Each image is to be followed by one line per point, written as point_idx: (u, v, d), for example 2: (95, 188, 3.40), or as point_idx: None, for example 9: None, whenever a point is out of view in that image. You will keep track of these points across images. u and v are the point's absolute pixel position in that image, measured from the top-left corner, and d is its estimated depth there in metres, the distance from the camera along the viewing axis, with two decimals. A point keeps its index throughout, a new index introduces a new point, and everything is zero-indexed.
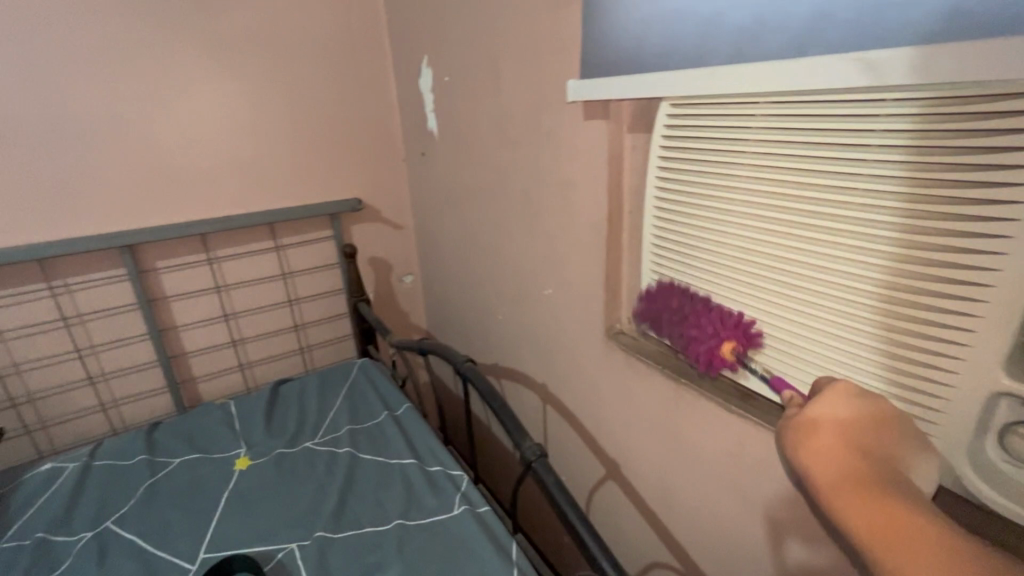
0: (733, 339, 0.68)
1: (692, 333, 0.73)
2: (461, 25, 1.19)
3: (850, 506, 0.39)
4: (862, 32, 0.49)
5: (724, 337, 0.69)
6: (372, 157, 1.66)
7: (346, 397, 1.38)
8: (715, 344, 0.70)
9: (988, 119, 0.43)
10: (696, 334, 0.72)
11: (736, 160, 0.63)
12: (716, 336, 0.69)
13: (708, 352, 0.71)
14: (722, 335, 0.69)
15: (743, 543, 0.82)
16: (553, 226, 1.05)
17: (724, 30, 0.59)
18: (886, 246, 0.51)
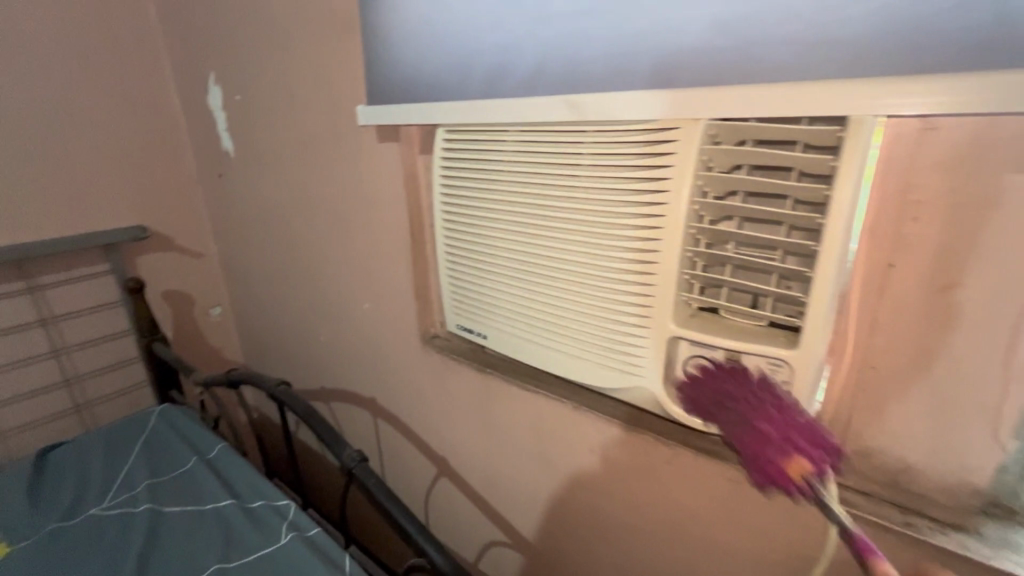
0: (807, 457, 0.46)
1: (748, 441, 0.49)
2: (249, 45, 1.17)
3: None
4: (569, 80, 0.64)
5: (790, 452, 0.47)
6: (158, 180, 1.50)
7: (141, 450, 1.21)
8: (778, 456, 0.47)
9: (642, 144, 0.60)
10: (752, 433, 0.49)
11: (498, 172, 0.75)
12: (783, 445, 0.47)
13: (765, 469, 0.48)
14: (794, 446, 0.47)
15: (552, 503, 0.95)
16: (363, 242, 1.09)
17: (480, 71, 0.73)
18: (601, 235, 0.66)
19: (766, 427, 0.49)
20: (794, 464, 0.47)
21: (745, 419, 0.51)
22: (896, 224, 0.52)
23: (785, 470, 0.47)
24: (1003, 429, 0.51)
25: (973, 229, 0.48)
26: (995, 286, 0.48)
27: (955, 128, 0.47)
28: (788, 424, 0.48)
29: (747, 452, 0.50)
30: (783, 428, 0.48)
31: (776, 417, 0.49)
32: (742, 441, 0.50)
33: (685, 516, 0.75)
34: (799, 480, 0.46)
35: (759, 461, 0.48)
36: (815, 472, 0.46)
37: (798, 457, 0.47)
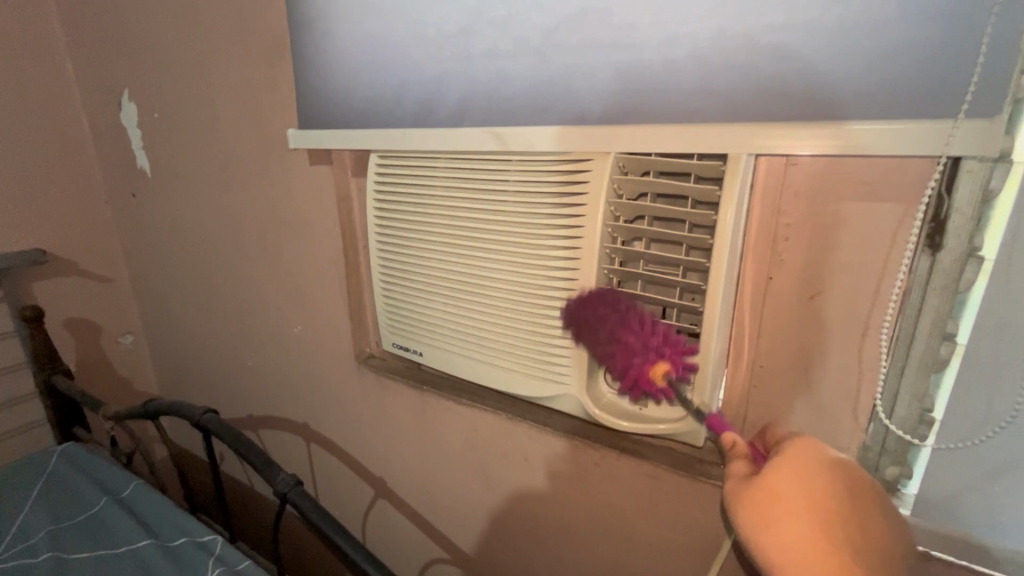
0: (666, 363, 0.60)
1: (617, 354, 0.61)
2: (167, 63, 1.14)
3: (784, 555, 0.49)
4: (494, 114, 0.70)
5: (654, 359, 0.60)
6: (60, 199, 1.40)
7: (40, 495, 1.11)
8: (645, 365, 0.60)
9: (560, 173, 0.66)
10: (624, 348, 0.61)
11: (431, 195, 0.78)
12: (648, 354, 0.60)
13: (634, 375, 0.61)
14: (655, 356, 0.60)
15: (489, 514, 0.97)
16: (294, 264, 1.08)
17: (411, 102, 0.77)
18: (526, 254, 0.71)
19: (631, 342, 0.60)
20: (658, 369, 0.60)
21: (613, 336, 0.61)
22: (771, 243, 0.61)
23: (651, 375, 0.60)
24: (863, 412, 0.61)
25: (828, 246, 0.58)
26: (847, 293, 0.58)
27: (810, 164, 0.57)
28: (647, 336, 0.60)
29: (617, 361, 0.62)
30: (645, 340, 0.60)
31: (637, 330, 0.60)
32: (611, 353, 0.62)
33: (613, 514, 0.81)
34: (663, 380, 0.60)
35: (627, 369, 0.61)
36: (674, 373, 0.60)
37: (661, 363, 0.60)
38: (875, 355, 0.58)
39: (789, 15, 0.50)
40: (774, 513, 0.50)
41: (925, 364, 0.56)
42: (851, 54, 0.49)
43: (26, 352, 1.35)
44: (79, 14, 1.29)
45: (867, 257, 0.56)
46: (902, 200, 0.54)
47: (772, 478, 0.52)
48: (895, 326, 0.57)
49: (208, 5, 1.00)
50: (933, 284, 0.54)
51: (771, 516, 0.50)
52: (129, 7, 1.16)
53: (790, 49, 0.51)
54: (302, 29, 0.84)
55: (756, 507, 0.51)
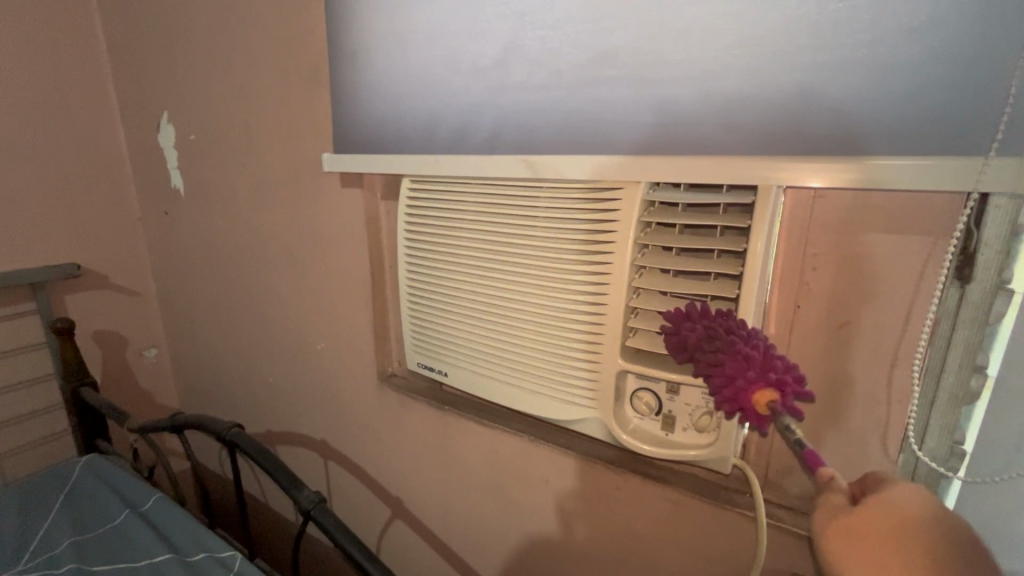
0: (778, 391, 0.53)
1: (728, 365, 0.54)
2: (207, 88, 1.19)
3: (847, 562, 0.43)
4: (526, 143, 0.72)
5: (763, 381, 0.53)
6: (97, 215, 1.45)
7: (63, 505, 1.12)
8: (750, 386, 0.53)
9: (589, 200, 0.68)
10: (739, 360, 0.53)
11: (462, 218, 0.80)
12: (759, 374, 0.53)
13: (737, 390, 0.53)
14: (772, 379, 0.53)
15: (507, 537, 0.97)
16: (320, 283, 1.11)
17: (444, 130, 0.79)
18: (555, 277, 0.72)
19: (750, 359, 0.53)
20: (764, 394, 0.53)
21: (737, 351, 0.54)
22: (799, 272, 0.62)
23: (754, 396, 0.53)
24: (892, 444, 0.60)
25: (857, 277, 0.59)
26: (877, 324, 0.59)
27: (839, 197, 0.58)
28: (770, 358, 0.54)
29: (725, 375, 0.54)
30: (765, 365, 0.53)
31: (759, 347, 0.54)
32: (722, 366, 0.54)
33: (635, 541, 0.80)
34: (766, 408, 0.53)
35: (732, 383, 0.53)
36: (782, 404, 0.53)
37: (769, 388, 0.53)
38: (904, 386, 0.59)
39: (820, 55, 0.52)
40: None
41: (956, 397, 0.57)
42: (881, 94, 0.50)
43: (55, 363, 1.38)
44: (124, 41, 1.35)
45: (896, 288, 0.57)
46: (931, 232, 0.55)
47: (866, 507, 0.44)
48: (927, 357, 0.57)
49: (250, 35, 1.05)
50: (962, 316, 0.55)
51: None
52: (173, 36, 1.22)
53: (820, 87, 0.53)
54: (340, 60, 0.88)
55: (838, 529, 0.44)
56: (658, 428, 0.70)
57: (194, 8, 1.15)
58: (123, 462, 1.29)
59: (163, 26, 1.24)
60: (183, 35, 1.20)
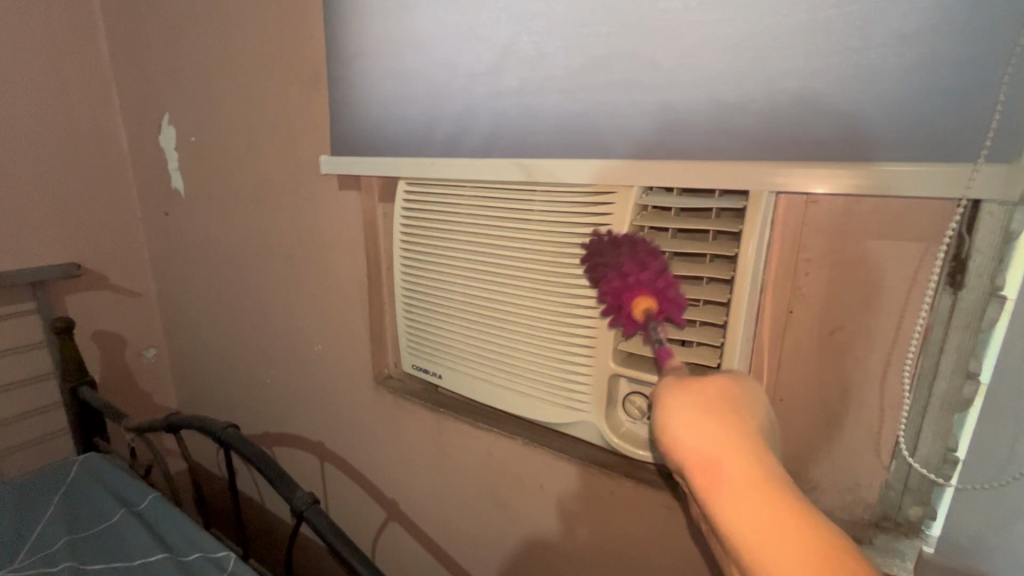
0: (656, 302, 0.61)
1: (626, 266, 0.63)
2: (208, 88, 1.19)
3: (695, 435, 0.48)
4: (522, 146, 0.72)
5: (649, 291, 0.61)
6: (98, 215, 1.46)
7: (59, 503, 1.13)
8: (635, 292, 0.62)
9: (582, 204, 0.68)
10: (632, 268, 0.62)
11: (459, 220, 0.80)
12: (650, 280, 0.61)
13: (620, 295, 0.62)
14: (652, 288, 0.61)
15: (500, 540, 0.97)
16: (317, 284, 1.11)
17: (440, 133, 0.80)
18: (550, 280, 0.72)
19: (643, 266, 0.62)
20: (644, 302, 0.61)
21: (634, 258, 0.62)
22: (792, 277, 0.62)
23: (636, 300, 0.62)
24: (885, 450, 0.60)
25: (848, 282, 0.59)
26: (868, 330, 0.59)
27: (831, 202, 0.59)
28: (659, 270, 0.61)
29: (619, 274, 0.63)
30: (651, 279, 0.61)
31: (658, 261, 0.61)
32: (620, 267, 0.63)
33: (628, 546, 0.80)
34: (641, 316, 0.61)
35: (624, 282, 0.62)
36: (656, 313, 0.60)
37: (651, 298, 0.61)
38: (897, 393, 0.59)
39: (813, 61, 0.52)
40: (712, 459, 0.46)
41: (948, 403, 0.57)
42: (872, 101, 0.50)
43: (54, 362, 1.39)
44: (127, 42, 1.36)
45: (887, 295, 0.57)
46: (922, 239, 0.55)
47: (711, 386, 0.52)
48: (918, 365, 0.57)
49: (250, 37, 1.05)
50: (953, 322, 0.55)
51: (709, 478, 0.45)
52: (175, 37, 1.23)
53: (812, 93, 0.53)
54: (339, 63, 0.89)
55: (691, 401, 0.50)
56: (650, 432, 0.70)
57: (196, 10, 1.16)
58: (119, 461, 1.29)
59: (164, 28, 1.25)
60: (184, 37, 1.21)
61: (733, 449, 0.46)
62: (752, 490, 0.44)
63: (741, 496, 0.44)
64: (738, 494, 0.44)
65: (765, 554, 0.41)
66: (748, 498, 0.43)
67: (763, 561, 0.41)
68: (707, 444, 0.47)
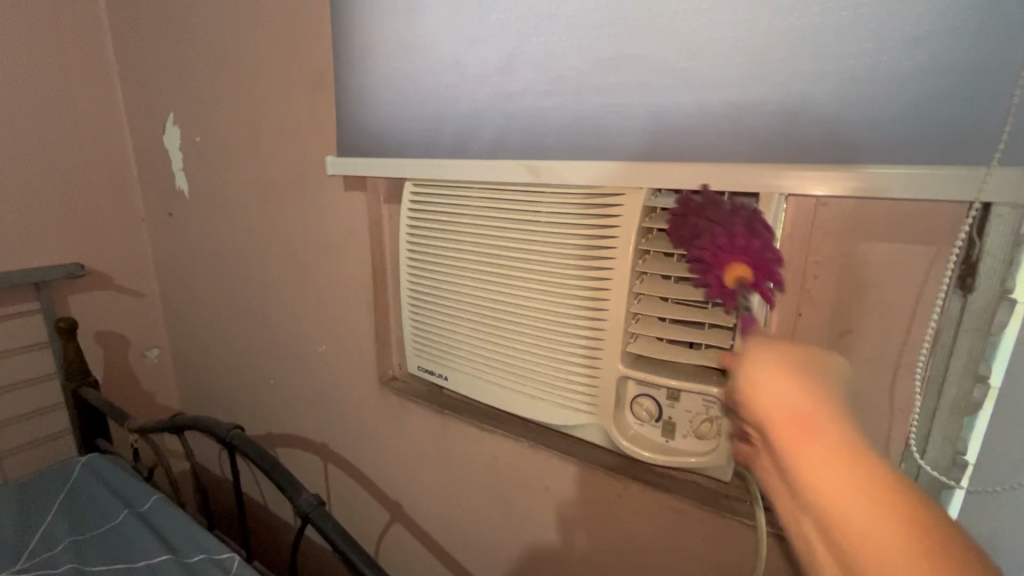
0: (755, 272, 0.58)
1: (726, 231, 0.58)
2: (213, 88, 1.19)
3: (778, 399, 0.42)
4: (530, 148, 0.72)
5: (746, 260, 0.58)
6: (101, 216, 1.46)
7: (63, 503, 1.13)
8: (731, 262, 0.58)
9: (590, 205, 0.68)
10: (736, 234, 0.57)
11: (466, 221, 0.80)
12: (757, 251, 0.57)
13: (717, 262, 0.59)
14: (750, 260, 0.58)
15: (505, 542, 0.97)
16: (322, 285, 1.11)
17: (448, 134, 0.80)
18: (558, 282, 0.72)
19: (755, 234, 0.57)
20: (738, 271, 0.58)
21: (742, 220, 0.57)
22: (802, 280, 0.62)
23: (731, 269, 0.58)
24: (895, 453, 0.60)
25: (858, 285, 0.59)
26: (878, 333, 0.59)
27: (841, 205, 0.58)
28: (771, 243, 0.57)
29: (727, 236, 0.58)
30: (754, 247, 0.57)
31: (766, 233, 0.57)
32: (723, 230, 0.58)
33: (635, 548, 0.80)
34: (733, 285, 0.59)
35: (730, 248, 0.58)
36: (751, 284, 0.58)
37: (747, 267, 0.58)
38: (908, 396, 0.59)
39: (825, 64, 0.52)
40: (795, 417, 0.40)
41: (957, 406, 0.57)
42: (886, 103, 0.50)
43: (57, 362, 1.38)
44: (132, 42, 1.36)
45: (898, 297, 0.57)
46: (932, 242, 0.55)
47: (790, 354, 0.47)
48: (929, 367, 0.57)
49: (256, 38, 1.05)
50: (964, 325, 0.55)
51: (792, 439, 0.40)
52: (181, 38, 1.23)
53: (825, 96, 0.53)
54: (346, 64, 0.89)
55: (772, 368, 0.45)
56: (658, 434, 0.69)
57: (201, 10, 1.16)
58: (122, 462, 1.29)
59: (170, 28, 1.25)
60: (190, 37, 1.20)
61: (818, 406, 0.41)
62: (840, 464, 0.37)
63: (825, 456, 0.38)
64: (825, 454, 0.38)
65: (846, 514, 0.35)
66: (834, 462, 0.37)
67: (859, 539, 0.34)
68: (792, 405, 0.41)
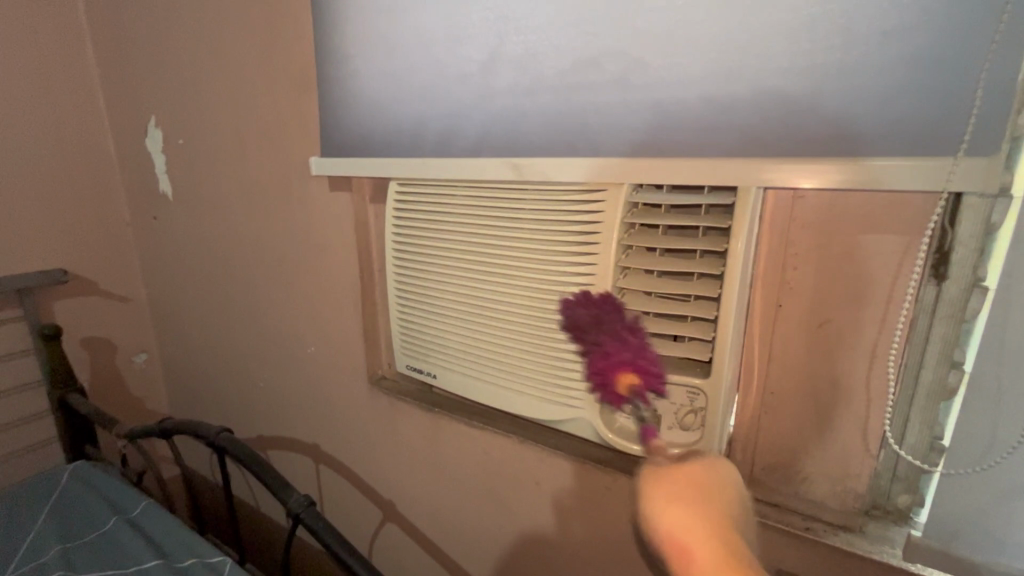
0: (642, 377, 0.52)
1: (606, 342, 0.54)
2: (195, 90, 1.18)
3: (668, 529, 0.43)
4: (513, 146, 0.72)
5: (632, 365, 0.52)
6: (85, 220, 1.45)
7: (51, 511, 1.12)
8: (615, 368, 0.53)
9: (574, 201, 0.68)
10: (613, 342, 0.53)
11: (450, 219, 0.80)
12: (632, 357, 0.53)
13: (600, 376, 0.53)
14: (632, 363, 0.52)
15: (497, 538, 0.97)
16: (310, 286, 1.11)
17: (431, 132, 0.80)
18: (543, 278, 0.72)
19: (626, 341, 0.53)
20: (627, 378, 0.52)
21: (618, 328, 0.54)
22: (781, 272, 0.63)
23: (619, 376, 0.52)
24: (873, 439, 0.62)
25: (834, 276, 0.60)
26: (855, 323, 0.60)
27: (817, 197, 0.60)
28: (641, 343, 0.53)
29: (602, 352, 0.54)
30: (627, 350, 0.53)
31: (638, 337, 0.54)
32: (601, 343, 0.54)
33: (625, 540, 0.81)
34: (628, 392, 0.52)
35: (605, 359, 0.53)
36: (641, 389, 0.52)
37: (632, 372, 0.52)
38: (884, 383, 0.60)
39: (798, 59, 0.53)
40: (681, 545, 0.42)
41: (934, 393, 0.59)
42: (858, 97, 0.51)
43: (42, 369, 1.37)
44: (112, 44, 1.35)
45: (873, 286, 0.58)
46: (905, 233, 0.56)
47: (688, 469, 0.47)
48: (905, 354, 0.59)
49: (238, 38, 1.05)
50: (939, 313, 0.57)
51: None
52: (161, 38, 1.22)
53: (799, 89, 0.54)
54: (328, 65, 0.89)
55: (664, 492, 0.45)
56: None
57: (182, 11, 1.14)
58: (110, 468, 1.28)
59: (150, 29, 1.24)
60: (170, 38, 1.19)
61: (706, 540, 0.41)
62: None
63: None
64: None
65: None
66: None
67: None
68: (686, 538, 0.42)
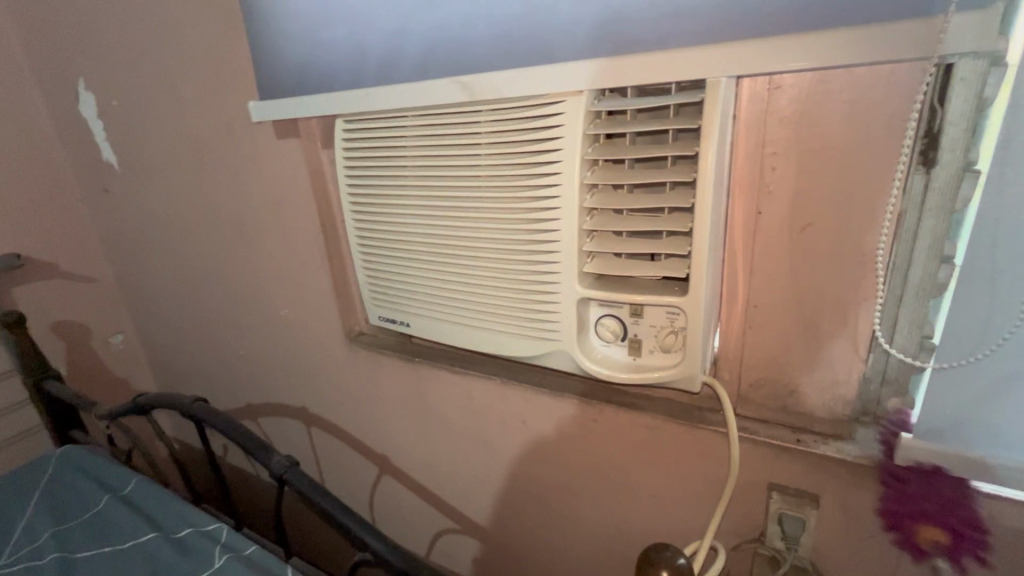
0: (955, 539, 0.57)
1: (919, 502, 0.58)
2: (120, 41, 1.08)
3: None
4: (462, 62, 0.65)
5: (941, 525, 0.57)
6: (31, 199, 1.36)
7: (42, 496, 1.10)
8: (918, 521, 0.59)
9: (531, 118, 0.62)
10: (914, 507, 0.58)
11: (403, 154, 0.74)
12: (941, 518, 0.57)
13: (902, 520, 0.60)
14: (937, 521, 0.57)
15: (491, 480, 0.97)
16: (273, 245, 1.05)
17: (372, 57, 0.72)
18: (506, 206, 0.67)
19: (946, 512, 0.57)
20: (928, 533, 0.58)
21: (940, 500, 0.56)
22: (759, 174, 0.58)
23: (921, 531, 0.59)
24: (862, 343, 0.59)
25: (817, 172, 0.55)
26: (839, 222, 0.56)
27: (795, 84, 0.54)
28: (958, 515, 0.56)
29: (901, 504, 0.59)
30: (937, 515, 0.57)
31: (950, 519, 0.56)
32: (918, 502, 0.58)
33: (616, 470, 0.80)
34: (929, 544, 0.58)
35: (904, 509, 0.59)
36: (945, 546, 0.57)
37: (941, 531, 0.57)
38: (870, 284, 0.57)
39: None
40: None
41: (924, 289, 0.55)
42: None
43: (13, 358, 1.33)
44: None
45: (858, 181, 0.54)
46: (890, 116, 0.51)
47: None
48: (893, 253, 0.55)
49: None
50: (928, 204, 0.52)
51: None
52: None
53: None
54: None
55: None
56: (625, 354, 0.67)
57: None
58: (99, 450, 1.26)
59: None
60: None
61: None
62: None
63: None
64: None
65: None
66: None
67: None
68: None
